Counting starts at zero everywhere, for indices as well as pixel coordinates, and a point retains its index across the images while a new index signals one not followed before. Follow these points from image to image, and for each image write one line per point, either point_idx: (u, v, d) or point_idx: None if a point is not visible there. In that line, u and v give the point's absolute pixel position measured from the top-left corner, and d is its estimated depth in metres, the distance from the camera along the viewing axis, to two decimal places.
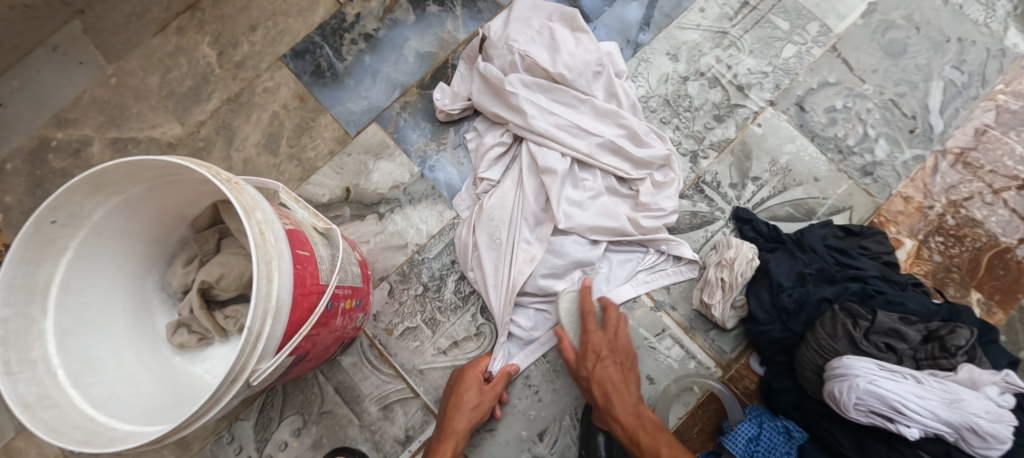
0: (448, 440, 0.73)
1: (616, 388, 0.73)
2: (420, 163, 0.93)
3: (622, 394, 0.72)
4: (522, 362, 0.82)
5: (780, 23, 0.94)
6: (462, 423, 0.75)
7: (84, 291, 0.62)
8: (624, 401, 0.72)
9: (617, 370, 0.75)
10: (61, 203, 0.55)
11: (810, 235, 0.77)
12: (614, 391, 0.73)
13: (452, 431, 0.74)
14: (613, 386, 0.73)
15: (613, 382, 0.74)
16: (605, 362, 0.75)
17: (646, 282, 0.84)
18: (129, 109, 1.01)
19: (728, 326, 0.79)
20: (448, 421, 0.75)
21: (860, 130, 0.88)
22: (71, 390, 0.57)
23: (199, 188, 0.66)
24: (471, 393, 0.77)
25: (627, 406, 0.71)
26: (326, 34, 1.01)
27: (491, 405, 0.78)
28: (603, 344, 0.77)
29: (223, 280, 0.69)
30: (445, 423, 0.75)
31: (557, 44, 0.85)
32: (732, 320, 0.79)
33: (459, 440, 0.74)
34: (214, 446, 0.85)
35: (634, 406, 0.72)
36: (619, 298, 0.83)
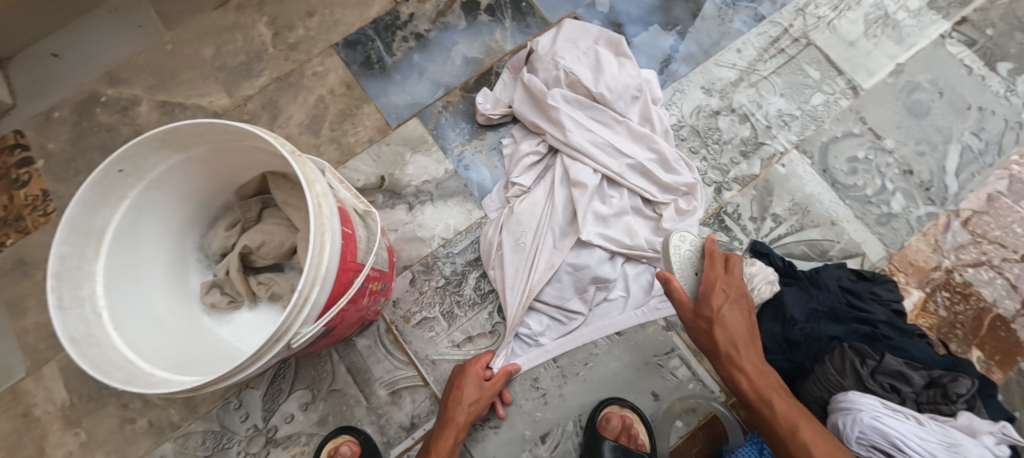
0: (448, 429, 0.76)
1: (732, 334, 0.66)
2: (455, 161, 0.96)
3: (748, 347, 0.66)
4: (524, 364, 0.85)
5: (812, 72, 0.99)
6: (463, 414, 0.77)
7: (132, 241, 0.64)
8: (745, 351, 0.66)
9: (740, 316, 0.68)
10: (131, 153, 0.58)
11: (824, 274, 0.80)
12: (733, 343, 0.66)
13: (452, 420, 0.76)
14: (736, 347, 0.66)
15: (734, 327, 0.66)
16: (733, 304, 0.68)
17: (656, 308, 0.86)
18: (180, 76, 1.05)
19: None
20: (448, 410, 0.77)
21: (879, 182, 0.92)
22: (112, 332, 0.59)
23: (254, 159, 0.69)
24: (727, 305, 0.67)
25: (752, 358, 0.66)
26: (380, 28, 1.05)
27: (490, 400, 0.80)
28: (729, 285, 0.69)
29: (263, 247, 0.72)
30: (446, 411, 0.78)
31: (601, 66, 0.89)
32: None
33: (458, 429, 0.76)
34: (221, 410, 0.87)
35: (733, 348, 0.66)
36: (627, 322, 0.86)
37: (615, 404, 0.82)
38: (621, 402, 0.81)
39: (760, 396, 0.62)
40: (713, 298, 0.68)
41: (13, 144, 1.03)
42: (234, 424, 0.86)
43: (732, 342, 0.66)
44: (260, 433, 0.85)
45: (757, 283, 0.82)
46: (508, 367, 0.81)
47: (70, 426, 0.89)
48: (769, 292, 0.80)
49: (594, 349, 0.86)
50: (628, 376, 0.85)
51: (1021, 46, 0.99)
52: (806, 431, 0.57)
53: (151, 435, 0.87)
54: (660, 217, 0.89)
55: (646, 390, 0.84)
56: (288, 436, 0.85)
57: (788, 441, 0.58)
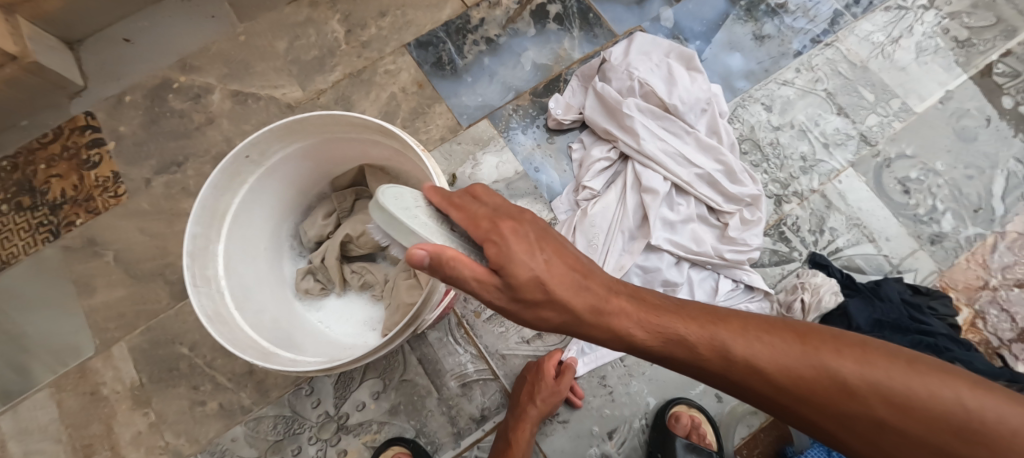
0: (523, 423, 0.78)
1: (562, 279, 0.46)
2: (525, 163, 0.99)
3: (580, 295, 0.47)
4: (592, 362, 0.87)
5: (866, 94, 1.04)
6: (536, 410, 0.79)
7: (246, 225, 0.67)
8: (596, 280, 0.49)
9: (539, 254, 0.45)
10: (260, 141, 0.61)
11: (887, 286, 0.85)
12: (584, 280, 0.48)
13: (526, 415, 0.79)
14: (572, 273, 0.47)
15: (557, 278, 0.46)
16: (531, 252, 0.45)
17: None
18: (253, 67, 1.07)
19: None
20: (521, 405, 0.80)
21: (930, 202, 0.97)
22: (235, 311, 0.61)
23: (361, 151, 0.71)
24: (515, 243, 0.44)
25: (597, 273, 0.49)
26: (451, 31, 1.08)
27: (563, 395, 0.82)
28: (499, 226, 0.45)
29: (363, 235, 0.74)
30: (519, 405, 0.80)
31: (674, 78, 0.93)
32: None
33: (533, 423, 0.79)
34: (292, 396, 0.88)
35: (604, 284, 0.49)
36: None
37: (684, 403, 0.85)
38: (689, 402, 0.85)
39: (687, 345, 0.48)
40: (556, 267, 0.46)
41: (84, 125, 1.04)
42: (306, 410, 0.88)
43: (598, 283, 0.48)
44: (331, 420, 0.87)
45: (822, 293, 0.85)
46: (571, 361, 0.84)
47: (139, 406, 0.89)
48: (833, 302, 0.83)
49: None
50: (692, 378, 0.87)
51: None
52: (808, 376, 0.45)
53: (221, 418, 0.88)
54: (725, 226, 0.92)
55: (710, 392, 0.87)
56: (359, 424, 0.87)
57: (773, 383, 0.46)
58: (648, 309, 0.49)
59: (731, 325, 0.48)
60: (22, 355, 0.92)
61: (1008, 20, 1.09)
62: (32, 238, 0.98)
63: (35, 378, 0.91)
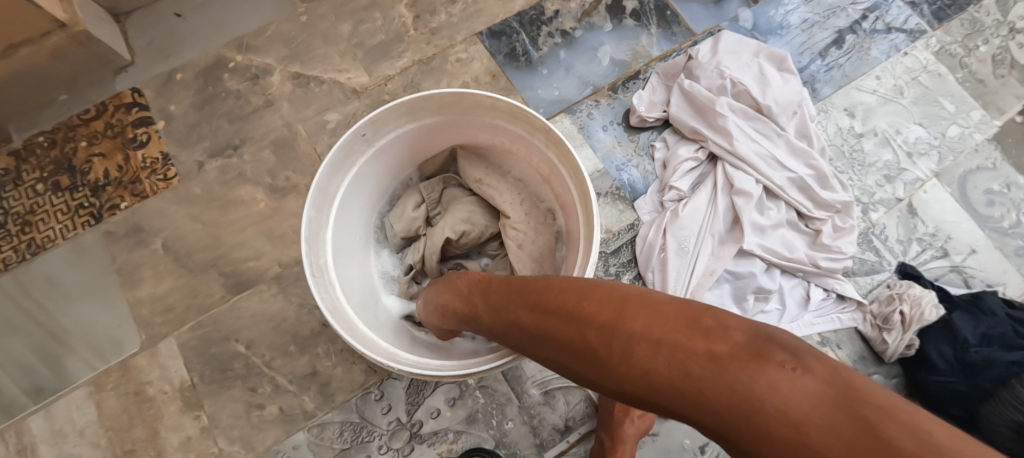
0: (623, 444, 0.71)
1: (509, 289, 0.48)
2: (605, 160, 0.95)
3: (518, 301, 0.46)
4: None
5: (946, 104, 1.03)
6: (632, 427, 0.72)
7: (349, 211, 0.61)
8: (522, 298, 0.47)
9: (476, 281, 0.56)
10: (381, 118, 0.55)
11: (989, 300, 0.82)
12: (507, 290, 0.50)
13: (625, 434, 0.72)
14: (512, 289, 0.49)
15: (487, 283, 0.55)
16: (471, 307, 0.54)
17: (811, 324, 0.85)
18: (316, 49, 1.02)
19: (892, 359, 0.83)
20: (616, 425, 0.72)
21: (1015, 215, 0.95)
22: (346, 305, 0.56)
23: (466, 136, 0.66)
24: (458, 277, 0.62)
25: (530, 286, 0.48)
26: (524, 22, 1.05)
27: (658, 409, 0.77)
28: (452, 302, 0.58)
29: (463, 237, 0.68)
30: (614, 425, 0.73)
31: (767, 79, 0.91)
32: (897, 356, 0.83)
33: (633, 441, 0.72)
34: (360, 400, 0.81)
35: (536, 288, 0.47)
36: None
37: None
38: None
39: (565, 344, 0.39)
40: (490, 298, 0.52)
41: (130, 103, 0.97)
42: (375, 417, 0.81)
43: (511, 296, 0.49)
44: (403, 428, 0.80)
45: (923, 306, 0.81)
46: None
47: (189, 409, 0.82)
48: (935, 315, 0.80)
49: None
50: None
51: None
52: (684, 372, 0.31)
53: (281, 423, 0.81)
54: (816, 232, 0.89)
55: None
56: (434, 432, 0.80)
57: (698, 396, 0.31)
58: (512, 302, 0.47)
59: (608, 326, 0.36)
60: (59, 348, 0.84)
61: None
62: (71, 221, 0.90)
63: (72, 374, 0.83)
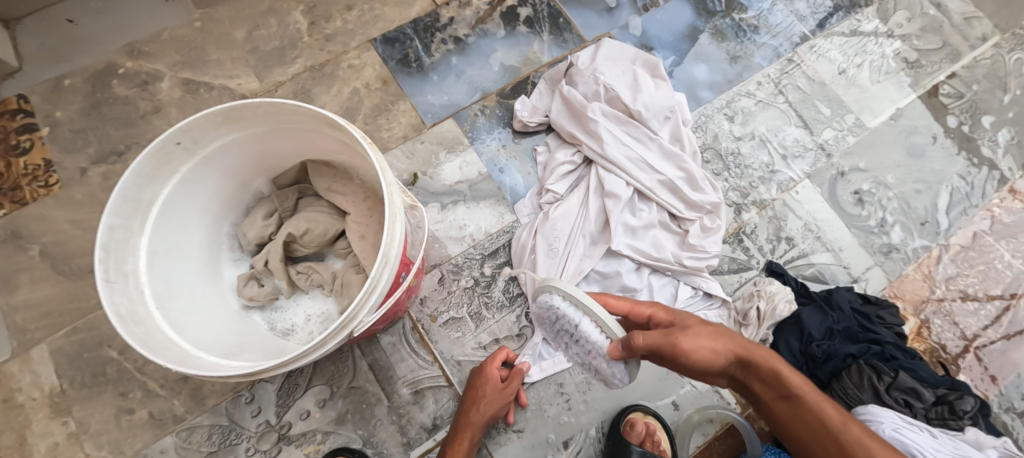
0: (464, 430, 0.74)
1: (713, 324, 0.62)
2: (489, 163, 0.97)
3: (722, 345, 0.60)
4: (551, 367, 0.85)
5: (823, 108, 1.07)
6: (479, 415, 0.75)
7: (176, 218, 0.61)
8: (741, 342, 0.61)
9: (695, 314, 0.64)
10: (193, 127, 0.56)
11: (839, 296, 0.86)
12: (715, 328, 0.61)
13: (469, 422, 0.74)
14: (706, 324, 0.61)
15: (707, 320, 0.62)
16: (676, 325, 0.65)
17: None
18: (209, 55, 1.02)
19: None
20: (464, 412, 0.75)
21: (881, 214, 1.00)
22: (154, 310, 0.55)
23: (307, 143, 0.67)
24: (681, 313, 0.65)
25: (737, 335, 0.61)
26: (419, 28, 1.05)
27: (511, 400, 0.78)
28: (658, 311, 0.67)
29: (307, 235, 0.70)
30: (463, 413, 0.76)
31: (639, 85, 0.93)
32: None
33: (476, 430, 0.74)
34: (231, 404, 0.82)
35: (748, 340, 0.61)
36: None
37: (639, 411, 0.84)
38: (645, 409, 0.83)
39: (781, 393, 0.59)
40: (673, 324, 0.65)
41: (15, 109, 0.96)
42: (244, 419, 0.82)
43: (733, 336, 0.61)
44: (272, 430, 0.82)
45: (777, 301, 0.85)
46: (521, 365, 0.79)
47: (58, 415, 0.82)
48: (788, 310, 0.84)
49: None
50: (651, 386, 0.86)
51: (1002, 103, 1.10)
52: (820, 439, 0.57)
53: (151, 428, 0.82)
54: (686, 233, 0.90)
55: (667, 400, 0.86)
56: (302, 434, 0.82)
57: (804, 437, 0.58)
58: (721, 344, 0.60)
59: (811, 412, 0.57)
60: None
61: (953, 44, 1.15)
62: None
63: None
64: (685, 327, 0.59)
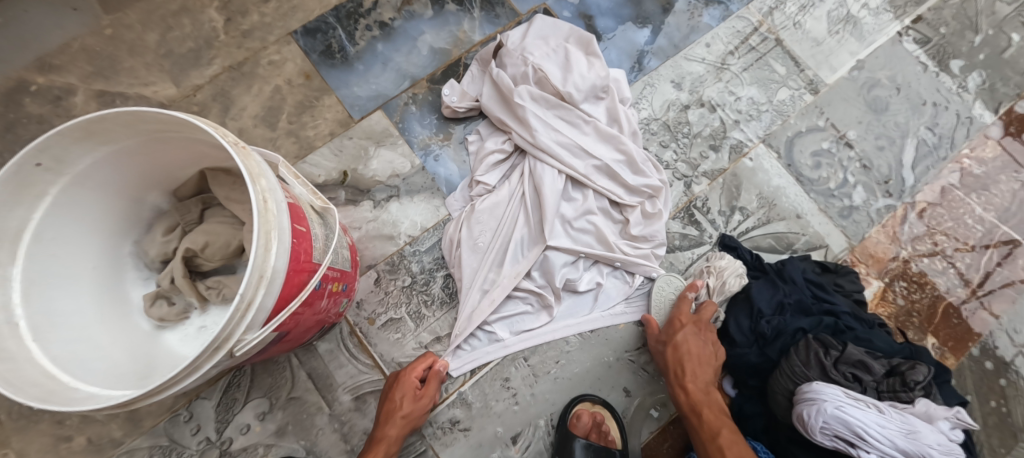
0: (379, 445, 0.71)
1: (692, 359, 0.75)
2: (422, 155, 0.93)
3: (696, 368, 0.74)
4: (483, 356, 0.81)
5: (777, 67, 1.01)
6: (395, 428, 0.73)
7: (55, 242, 0.57)
8: (696, 376, 0.74)
9: (698, 344, 0.76)
10: (48, 145, 0.51)
11: (791, 267, 0.81)
12: (688, 361, 0.75)
13: (385, 435, 0.72)
14: (691, 356, 0.75)
15: (691, 353, 0.75)
16: (699, 333, 0.77)
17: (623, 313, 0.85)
18: (121, 63, 0.93)
19: None
20: (380, 426, 0.73)
21: (841, 175, 0.95)
22: (29, 343, 0.52)
23: (196, 150, 0.63)
24: (692, 337, 0.76)
25: (703, 376, 0.74)
26: (341, 16, 0.99)
27: (429, 409, 0.76)
28: (688, 318, 0.78)
29: (207, 248, 0.67)
30: (379, 426, 0.74)
31: (570, 65, 0.87)
32: None
33: (392, 444, 0.72)
34: (168, 424, 0.80)
35: (706, 385, 0.74)
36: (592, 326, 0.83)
37: (587, 401, 0.81)
38: (593, 398, 0.81)
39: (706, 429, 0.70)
40: (679, 330, 0.77)
41: None
42: (183, 438, 0.80)
43: (696, 376, 0.74)
44: (212, 447, 0.79)
45: (726, 277, 0.81)
46: (437, 366, 0.78)
47: None
48: (737, 286, 0.81)
49: (566, 347, 0.84)
50: (599, 373, 0.83)
51: (971, 45, 1.03)
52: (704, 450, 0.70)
53: (90, 453, 0.78)
54: (627, 221, 0.85)
55: (618, 387, 0.83)
56: (243, 449, 0.80)
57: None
58: (679, 356, 0.75)
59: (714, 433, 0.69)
60: None
61: None
62: None
63: None
64: (691, 327, 0.77)
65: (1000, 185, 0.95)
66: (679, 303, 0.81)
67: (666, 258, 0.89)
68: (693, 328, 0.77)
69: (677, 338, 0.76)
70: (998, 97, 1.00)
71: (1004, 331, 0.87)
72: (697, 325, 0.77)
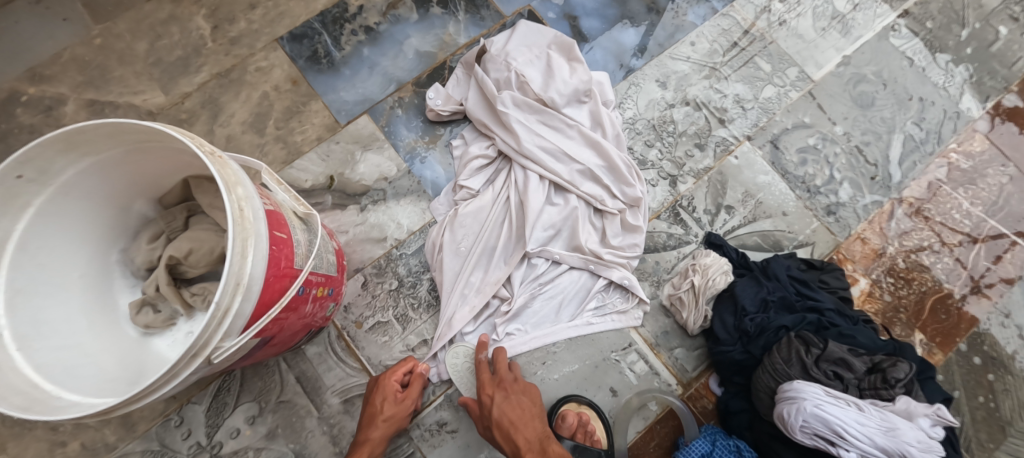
0: (362, 447, 0.72)
1: (517, 424, 0.70)
2: (408, 159, 0.94)
3: (522, 432, 0.69)
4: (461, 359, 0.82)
5: (763, 64, 1.01)
6: (378, 431, 0.74)
7: (40, 252, 0.58)
8: (528, 444, 0.68)
9: (513, 406, 0.72)
10: (31, 158, 0.52)
11: (776, 264, 0.82)
12: (516, 430, 0.69)
13: (368, 438, 0.73)
14: (514, 426, 0.70)
15: (516, 419, 0.71)
16: (511, 397, 0.73)
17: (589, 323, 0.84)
18: (111, 72, 0.94)
19: (693, 330, 0.83)
20: (363, 429, 0.74)
21: (827, 172, 0.95)
22: (15, 352, 0.53)
23: (178, 159, 0.64)
24: (504, 403, 0.72)
25: (534, 434, 0.70)
26: (327, 21, 0.99)
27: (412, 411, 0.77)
28: (495, 386, 0.75)
29: (192, 255, 0.68)
30: (362, 429, 0.74)
31: (552, 71, 0.88)
32: (698, 327, 0.82)
33: (375, 446, 0.72)
34: (161, 428, 0.81)
35: (537, 441, 0.69)
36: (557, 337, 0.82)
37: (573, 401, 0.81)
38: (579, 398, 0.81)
39: None
40: (488, 404, 0.73)
41: None
42: (175, 443, 0.80)
43: (526, 438, 0.69)
44: (204, 451, 0.80)
45: (712, 274, 0.82)
46: (418, 370, 0.79)
47: None
48: (722, 282, 0.81)
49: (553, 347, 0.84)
50: (585, 373, 0.84)
51: (958, 38, 1.02)
52: None
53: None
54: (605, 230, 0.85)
55: (605, 386, 0.83)
56: (234, 452, 0.80)
57: None
58: (508, 432, 0.69)
59: None
60: None
61: None
62: None
63: None
64: (506, 395, 0.73)
65: (988, 179, 0.94)
66: (478, 367, 0.78)
67: (652, 257, 0.89)
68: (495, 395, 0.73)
69: (493, 414, 0.71)
70: (986, 91, 1.00)
71: (992, 326, 0.87)
72: (495, 387, 0.74)
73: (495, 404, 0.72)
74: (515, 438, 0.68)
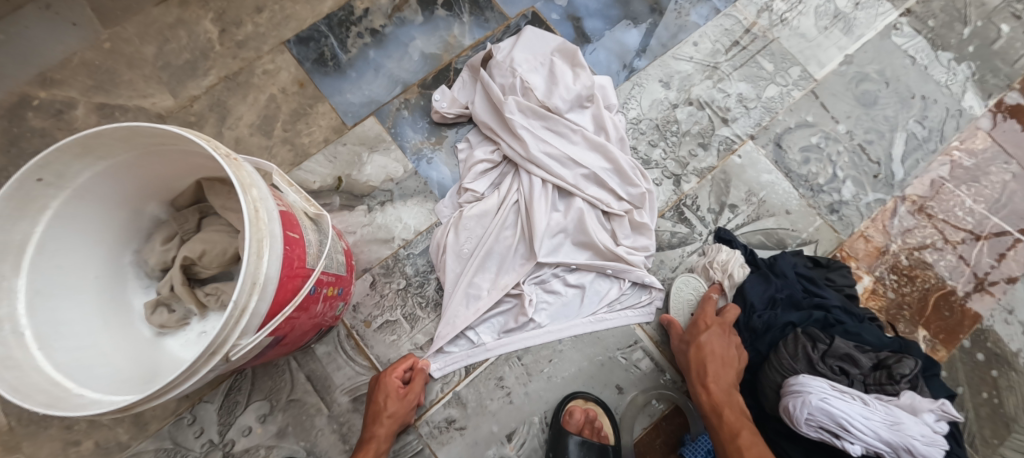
0: (368, 445, 0.73)
1: (716, 360, 0.74)
2: (415, 160, 0.95)
3: (721, 370, 0.74)
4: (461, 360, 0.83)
5: (766, 64, 1.02)
6: (383, 428, 0.75)
7: (57, 253, 0.59)
8: (720, 377, 0.74)
9: (725, 347, 0.75)
10: (49, 161, 0.53)
11: (783, 262, 0.82)
12: (710, 365, 0.74)
13: (373, 435, 0.74)
14: (717, 362, 0.74)
15: (715, 355, 0.75)
16: (720, 336, 0.77)
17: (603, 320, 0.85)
18: (120, 76, 0.95)
19: None
20: (368, 426, 0.75)
21: (830, 170, 0.96)
22: (36, 351, 0.54)
23: (191, 162, 0.65)
24: (719, 340, 0.76)
25: (726, 378, 0.74)
26: (333, 24, 1.00)
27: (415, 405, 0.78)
28: (715, 322, 0.79)
29: (205, 256, 0.69)
30: (367, 426, 0.76)
31: (556, 76, 0.89)
32: None
33: (381, 443, 0.74)
34: (173, 427, 0.82)
35: (729, 387, 0.73)
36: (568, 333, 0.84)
37: (580, 398, 0.82)
38: (586, 395, 0.82)
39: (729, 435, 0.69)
40: (703, 335, 0.77)
41: None
42: (187, 441, 0.82)
43: (718, 376, 0.74)
44: (216, 448, 0.82)
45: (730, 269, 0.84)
46: (419, 366, 0.80)
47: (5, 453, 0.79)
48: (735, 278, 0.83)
49: (558, 345, 0.85)
50: (591, 371, 0.85)
51: (960, 37, 1.03)
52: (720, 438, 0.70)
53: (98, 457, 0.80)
54: (614, 231, 0.87)
55: (611, 384, 0.84)
56: (245, 450, 0.82)
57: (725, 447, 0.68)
58: (727, 371, 0.74)
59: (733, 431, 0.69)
60: None
61: None
62: None
63: None
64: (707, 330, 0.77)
65: (991, 176, 0.95)
66: (705, 303, 0.82)
67: (656, 256, 0.90)
68: (713, 332, 0.77)
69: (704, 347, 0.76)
70: (988, 89, 1.00)
71: (996, 322, 0.88)
72: (724, 327, 0.77)
73: (702, 341, 0.76)
74: (710, 368, 0.74)
